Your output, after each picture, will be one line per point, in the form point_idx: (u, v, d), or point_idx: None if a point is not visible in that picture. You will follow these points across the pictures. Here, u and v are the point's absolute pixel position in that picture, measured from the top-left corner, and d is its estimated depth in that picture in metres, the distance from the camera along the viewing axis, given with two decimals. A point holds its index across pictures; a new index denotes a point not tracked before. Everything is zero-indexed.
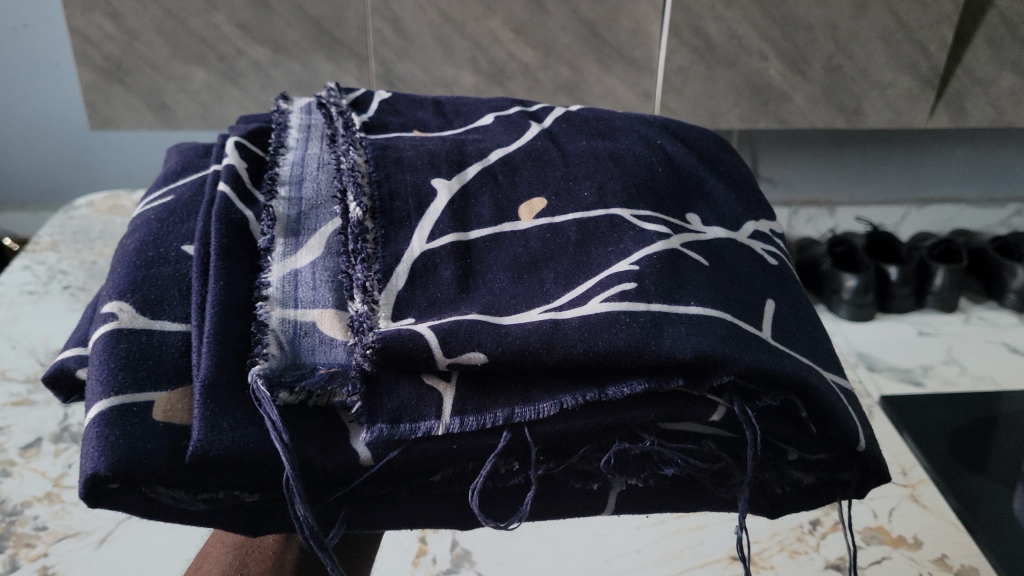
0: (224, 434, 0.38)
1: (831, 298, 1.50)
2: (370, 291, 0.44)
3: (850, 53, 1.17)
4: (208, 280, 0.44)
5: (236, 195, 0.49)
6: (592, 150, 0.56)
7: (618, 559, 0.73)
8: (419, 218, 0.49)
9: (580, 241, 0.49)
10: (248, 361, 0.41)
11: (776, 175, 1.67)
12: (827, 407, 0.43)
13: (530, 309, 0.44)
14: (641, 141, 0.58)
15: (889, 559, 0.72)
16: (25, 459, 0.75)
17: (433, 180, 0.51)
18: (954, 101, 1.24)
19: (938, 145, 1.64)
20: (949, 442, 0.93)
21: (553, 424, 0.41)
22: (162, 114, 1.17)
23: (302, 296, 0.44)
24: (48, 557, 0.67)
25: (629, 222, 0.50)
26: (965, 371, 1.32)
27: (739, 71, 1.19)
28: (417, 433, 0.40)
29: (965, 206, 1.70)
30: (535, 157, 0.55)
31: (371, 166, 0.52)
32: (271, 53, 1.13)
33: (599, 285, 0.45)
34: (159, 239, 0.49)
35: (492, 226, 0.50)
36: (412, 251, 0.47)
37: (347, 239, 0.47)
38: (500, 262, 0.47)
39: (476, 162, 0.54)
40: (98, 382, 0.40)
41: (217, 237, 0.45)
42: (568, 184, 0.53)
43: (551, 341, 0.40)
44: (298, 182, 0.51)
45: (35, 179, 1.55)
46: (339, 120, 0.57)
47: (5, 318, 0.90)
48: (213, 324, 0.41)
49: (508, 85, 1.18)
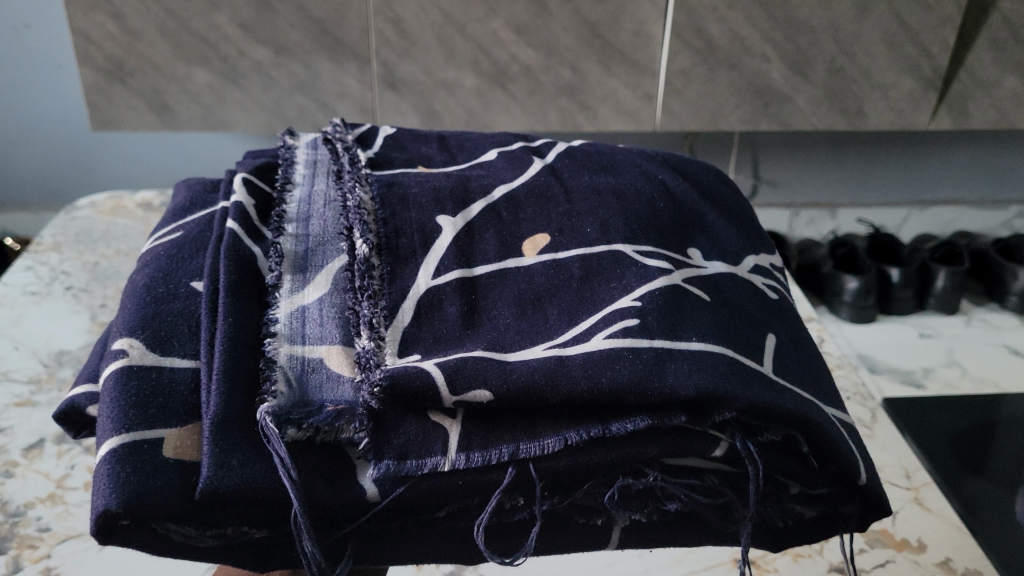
0: (230, 469, 0.38)
1: (834, 301, 1.50)
2: (378, 328, 0.44)
3: (853, 55, 1.17)
4: (215, 315, 0.44)
5: (244, 232, 0.49)
6: (594, 185, 0.56)
7: (622, 563, 0.59)
8: (424, 255, 0.49)
9: (584, 276, 0.49)
10: (256, 399, 0.41)
11: (777, 177, 1.67)
12: (827, 442, 0.43)
13: (536, 346, 0.44)
14: (643, 176, 0.59)
15: (892, 562, 0.60)
16: (28, 460, 0.61)
17: (438, 217, 0.51)
18: (956, 102, 1.24)
19: (939, 149, 1.65)
20: (954, 449, 0.92)
21: (557, 460, 0.41)
22: (164, 116, 1.17)
23: (310, 333, 0.44)
24: (51, 559, 0.53)
25: (632, 258, 0.50)
26: (967, 373, 1.32)
27: (741, 72, 1.19)
28: (428, 465, 0.40)
29: (967, 208, 1.71)
30: (537, 193, 0.55)
31: (377, 204, 0.52)
32: (274, 54, 1.13)
33: (603, 321, 0.45)
34: (168, 275, 0.50)
35: (496, 262, 0.50)
36: (418, 287, 0.47)
37: (353, 275, 0.47)
38: (505, 299, 0.47)
39: (480, 199, 0.54)
40: (111, 414, 0.41)
41: (226, 274, 0.45)
42: (572, 220, 0.53)
43: (556, 379, 0.40)
44: (305, 219, 0.51)
45: (35, 180, 1.54)
46: (344, 156, 0.57)
47: (7, 318, 0.77)
48: (222, 361, 0.41)
49: (510, 87, 1.18)
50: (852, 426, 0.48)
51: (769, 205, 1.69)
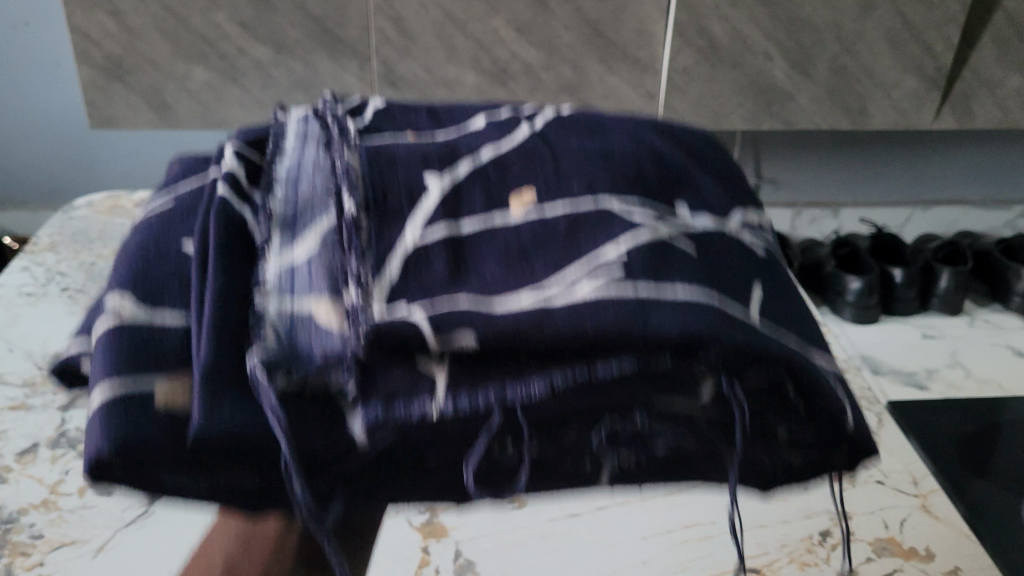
0: (222, 409, 0.37)
1: (836, 300, 1.49)
2: (367, 280, 0.40)
3: (856, 54, 1.16)
4: (206, 275, 0.41)
5: (234, 195, 0.44)
6: (586, 147, 0.49)
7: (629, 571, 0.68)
8: (412, 211, 0.43)
9: (569, 233, 0.44)
10: (243, 349, 0.38)
11: (779, 176, 1.66)
12: (815, 382, 0.42)
13: (522, 294, 0.40)
14: (647, 130, 0.52)
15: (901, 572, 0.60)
16: (21, 466, 0.62)
17: (425, 175, 0.45)
18: (960, 101, 1.23)
19: (942, 147, 1.64)
20: (960, 451, 0.91)
21: (544, 403, 0.39)
22: (164, 115, 1.16)
23: (297, 283, 0.40)
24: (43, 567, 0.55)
25: (616, 211, 0.44)
26: (971, 375, 1.32)
27: (743, 71, 1.18)
28: (422, 411, 0.38)
29: (970, 208, 1.69)
30: (521, 153, 0.48)
31: (364, 163, 0.45)
32: (273, 52, 1.12)
33: (590, 262, 0.42)
34: (163, 234, 0.47)
35: (483, 217, 0.44)
36: (405, 244, 0.42)
37: (342, 234, 0.42)
38: (495, 253, 0.43)
39: (469, 156, 0.47)
40: (103, 357, 0.40)
41: (215, 233, 0.41)
42: (573, 173, 0.47)
43: (541, 320, 0.38)
44: (293, 179, 0.45)
45: (34, 179, 1.54)
46: (334, 118, 0.51)
47: (3, 319, 0.76)
48: (211, 309, 0.39)
49: (511, 84, 1.17)
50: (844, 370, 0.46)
51: (771, 204, 1.68)
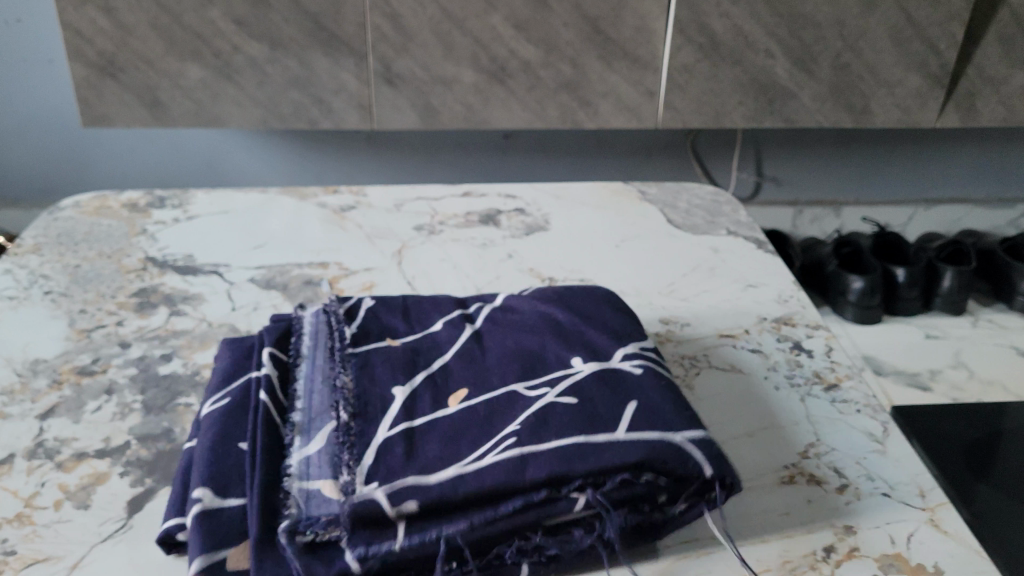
0: (266, 560, 0.40)
1: (838, 300, 1.46)
2: (355, 459, 0.43)
3: (859, 51, 1.15)
4: (251, 467, 0.44)
5: (270, 408, 0.48)
6: (517, 346, 0.53)
7: None
8: (385, 409, 0.47)
9: (488, 414, 0.46)
10: (274, 519, 0.42)
11: (780, 175, 1.64)
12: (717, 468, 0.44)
13: (465, 455, 0.43)
14: (603, 307, 0.56)
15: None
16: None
17: (393, 387, 0.49)
18: (964, 99, 1.22)
19: (946, 146, 1.62)
20: (964, 458, 0.88)
21: (485, 529, 0.42)
22: (156, 113, 1.14)
23: (308, 474, 0.43)
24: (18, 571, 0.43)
25: (528, 396, 0.48)
26: (974, 376, 1.33)
27: (745, 69, 1.16)
28: (427, 540, 0.41)
29: (973, 206, 1.69)
30: (460, 358, 0.52)
31: (352, 378, 0.49)
32: (269, 49, 1.10)
33: (526, 424, 0.45)
34: (222, 432, 0.48)
35: (432, 412, 0.47)
36: (379, 435, 0.45)
37: (338, 433, 0.45)
38: (447, 430, 0.45)
39: (424, 366, 0.51)
40: (171, 505, 0.45)
41: (257, 441, 0.46)
42: (536, 362, 0.51)
43: (455, 483, 0.41)
44: (305, 396, 0.49)
45: (27, 179, 1.52)
46: (338, 329, 0.54)
47: None
48: (257, 497, 0.42)
49: (509, 83, 1.16)
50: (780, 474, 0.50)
51: (772, 204, 1.66)
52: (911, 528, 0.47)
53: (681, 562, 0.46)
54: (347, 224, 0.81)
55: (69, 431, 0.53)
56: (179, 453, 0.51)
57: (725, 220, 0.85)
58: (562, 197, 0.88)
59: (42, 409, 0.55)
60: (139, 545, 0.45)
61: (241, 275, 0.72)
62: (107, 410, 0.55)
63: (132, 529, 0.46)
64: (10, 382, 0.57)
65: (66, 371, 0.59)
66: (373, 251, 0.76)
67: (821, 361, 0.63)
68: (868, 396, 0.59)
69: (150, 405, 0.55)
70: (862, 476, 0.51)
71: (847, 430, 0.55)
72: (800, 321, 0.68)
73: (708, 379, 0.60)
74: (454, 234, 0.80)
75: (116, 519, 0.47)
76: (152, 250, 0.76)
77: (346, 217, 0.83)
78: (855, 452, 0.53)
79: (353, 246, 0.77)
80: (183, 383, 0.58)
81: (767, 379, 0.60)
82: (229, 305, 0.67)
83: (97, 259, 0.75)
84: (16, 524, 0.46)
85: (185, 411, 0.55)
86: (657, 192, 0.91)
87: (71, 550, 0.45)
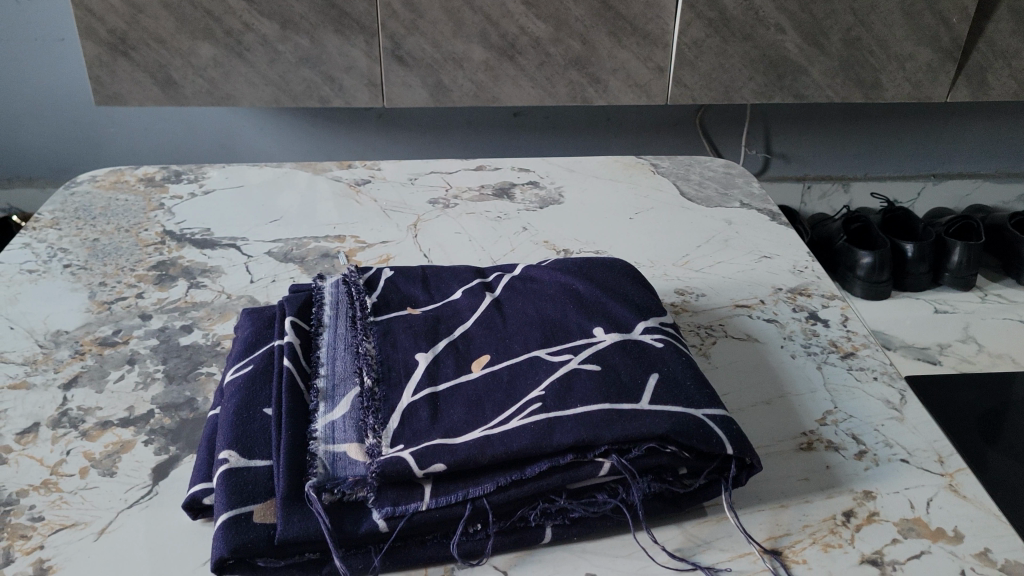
0: (296, 517, 0.41)
1: (846, 276, 1.45)
2: (383, 427, 0.44)
3: (869, 25, 1.15)
4: (280, 428, 0.45)
5: (297, 372, 0.49)
6: (539, 315, 0.53)
7: None
8: (408, 377, 0.48)
9: (510, 381, 0.47)
10: (303, 477, 0.42)
11: (789, 152, 1.63)
12: (744, 444, 0.44)
13: (490, 423, 0.44)
14: (623, 277, 0.56)
15: (917, 552, 0.44)
16: (16, 396, 0.54)
17: (417, 355, 0.49)
18: (975, 73, 1.21)
19: (956, 120, 1.62)
20: (976, 423, 0.90)
21: (507, 494, 0.42)
22: (169, 91, 1.14)
23: (336, 435, 0.44)
24: (45, 550, 0.43)
25: (550, 361, 0.48)
26: (983, 350, 1.34)
27: (755, 45, 1.16)
28: (453, 501, 0.42)
29: (984, 181, 1.69)
30: (482, 327, 0.52)
31: (376, 349, 0.50)
32: (280, 28, 1.10)
33: (548, 389, 0.46)
34: (248, 395, 0.48)
35: (454, 377, 0.48)
36: (403, 402, 0.46)
37: (364, 398, 0.46)
38: (467, 396, 0.46)
39: (446, 336, 0.51)
40: (197, 471, 0.45)
41: (286, 402, 0.46)
42: (556, 329, 0.51)
43: (483, 446, 0.42)
44: (329, 360, 0.50)
45: (39, 159, 1.52)
46: (362, 299, 0.55)
47: None
48: (286, 457, 0.43)
49: (519, 59, 1.15)
50: (791, 455, 0.51)
51: (780, 180, 1.66)
52: (931, 493, 0.48)
53: (710, 526, 0.46)
54: (362, 198, 0.82)
55: (93, 400, 0.53)
56: (203, 421, 0.52)
57: (739, 193, 0.85)
58: (575, 170, 0.89)
59: (65, 379, 0.55)
60: (160, 512, 0.46)
61: (259, 248, 0.72)
62: (130, 379, 0.55)
63: (158, 496, 0.47)
64: (33, 353, 0.58)
65: (88, 342, 0.59)
66: (389, 223, 0.77)
67: (837, 330, 0.63)
68: (885, 363, 0.59)
69: (172, 374, 0.56)
70: (880, 443, 0.52)
71: (864, 397, 0.56)
72: (816, 291, 0.68)
73: (725, 347, 0.60)
74: (469, 207, 0.80)
75: (141, 486, 0.47)
76: (170, 223, 0.77)
77: (361, 191, 0.83)
78: (873, 418, 0.54)
79: (368, 220, 0.77)
80: (204, 353, 0.58)
81: (785, 348, 0.60)
82: (248, 277, 0.68)
83: (115, 232, 0.75)
84: (43, 491, 0.47)
85: (207, 380, 0.56)
86: (669, 165, 0.91)
87: (99, 515, 0.45)
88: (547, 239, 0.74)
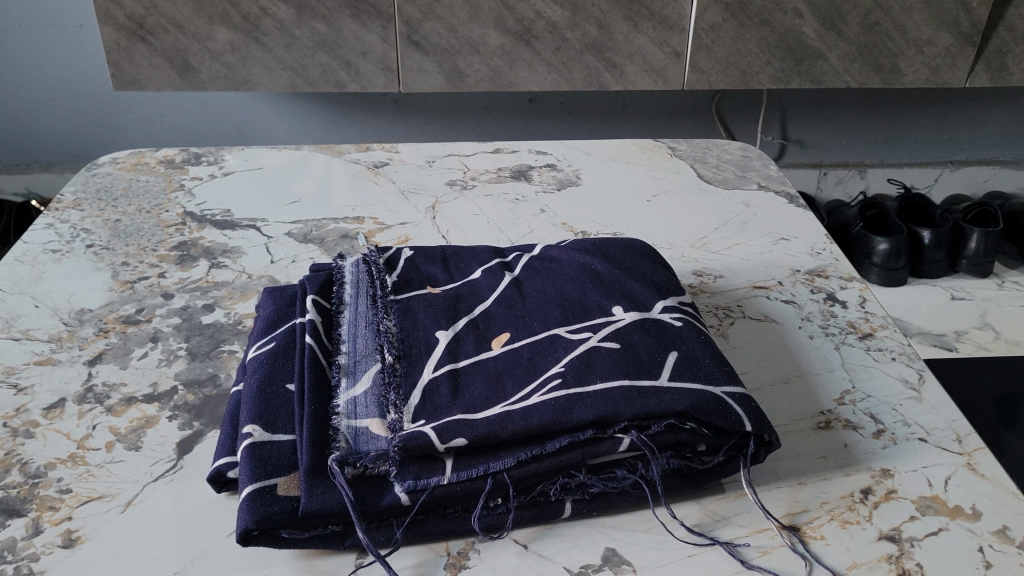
0: (320, 489, 0.41)
1: (862, 263, 1.44)
2: (405, 403, 0.45)
3: (888, 10, 1.14)
4: (303, 404, 0.46)
5: (319, 350, 0.49)
6: (559, 294, 0.53)
7: None
8: (429, 354, 0.48)
9: (531, 358, 0.48)
10: (326, 452, 0.43)
11: (806, 138, 1.63)
12: (761, 420, 0.45)
13: (510, 399, 0.44)
14: (642, 258, 0.57)
15: (933, 529, 0.44)
16: (40, 373, 0.54)
17: (437, 333, 0.50)
18: (995, 58, 1.21)
19: (974, 106, 1.61)
20: (993, 406, 0.91)
21: (527, 469, 0.43)
22: (186, 76, 1.15)
23: (358, 410, 0.45)
24: (73, 522, 0.44)
25: (570, 339, 0.49)
26: (1000, 337, 1.34)
27: (773, 29, 1.15)
28: (475, 475, 0.42)
29: (1002, 167, 1.68)
30: (501, 305, 0.53)
31: (397, 327, 0.50)
32: (296, 12, 1.11)
33: (568, 366, 0.46)
34: (270, 371, 0.49)
35: (474, 355, 0.48)
36: (424, 378, 0.46)
37: (385, 374, 0.47)
38: (487, 373, 0.47)
39: (466, 314, 0.52)
40: (221, 446, 0.46)
41: (309, 377, 0.47)
42: (576, 308, 0.52)
43: (504, 421, 0.42)
44: (351, 338, 0.50)
45: (58, 143, 1.53)
46: (382, 278, 0.55)
47: None
48: (309, 432, 0.43)
49: (535, 44, 1.15)
50: (808, 434, 0.51)
51: (796, 166, 1.65)
52: (949, 472, 0.48)
53: (728, 503, 0.46)
54: (380, 180, 0.82)
55: (117, 376, 0.54)
56: (225, 398, 0.53)
57: (756, 175, 0.85)
58: (592, 153, 0.89)
59: (90, 356, 0.56)
60: (185, 485, 0.46)
61: (278, 229, 0.72)
62: (153, 357, 0.56)
63: (182, 470, 0.47)
64: (58, 330, 0.58)
65: (111, 320, 0.60)
66: (406, 205, 0.77)
67: (855, 311, 0.63)
68: (902, 344, 0.60)
69: (194, 352, 0.57)
70: (898, 422, 0.52)
71: (882, 377, 0.56)
72: (834, 273, 0.68)
73: (743, 328, 0.60)
74: (486, 189, 0.80)
75: (166, 460, 0.48)
76: (190, 205, 0.77)
77: (379, 173, 0.83)
78: (891, 398, 0.54)
79: (386, 202, 0.77)
80: (226, 332, 0.59)
81: (803, 328, 0.60)
82: (268, 258, 0.68)
83: (137, 213, 0.76)
84: (70, 464, 0.47)
85: (230, 358, 0.56)
86: (687, 148, 0.91)
87: (125, 488, 0.46)
88: (567, 222, 0.74)
